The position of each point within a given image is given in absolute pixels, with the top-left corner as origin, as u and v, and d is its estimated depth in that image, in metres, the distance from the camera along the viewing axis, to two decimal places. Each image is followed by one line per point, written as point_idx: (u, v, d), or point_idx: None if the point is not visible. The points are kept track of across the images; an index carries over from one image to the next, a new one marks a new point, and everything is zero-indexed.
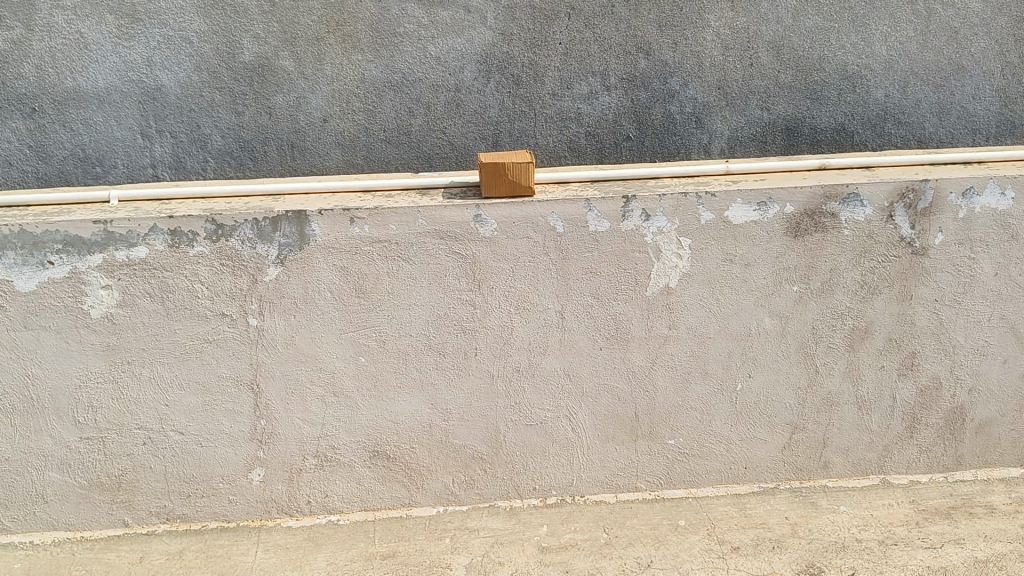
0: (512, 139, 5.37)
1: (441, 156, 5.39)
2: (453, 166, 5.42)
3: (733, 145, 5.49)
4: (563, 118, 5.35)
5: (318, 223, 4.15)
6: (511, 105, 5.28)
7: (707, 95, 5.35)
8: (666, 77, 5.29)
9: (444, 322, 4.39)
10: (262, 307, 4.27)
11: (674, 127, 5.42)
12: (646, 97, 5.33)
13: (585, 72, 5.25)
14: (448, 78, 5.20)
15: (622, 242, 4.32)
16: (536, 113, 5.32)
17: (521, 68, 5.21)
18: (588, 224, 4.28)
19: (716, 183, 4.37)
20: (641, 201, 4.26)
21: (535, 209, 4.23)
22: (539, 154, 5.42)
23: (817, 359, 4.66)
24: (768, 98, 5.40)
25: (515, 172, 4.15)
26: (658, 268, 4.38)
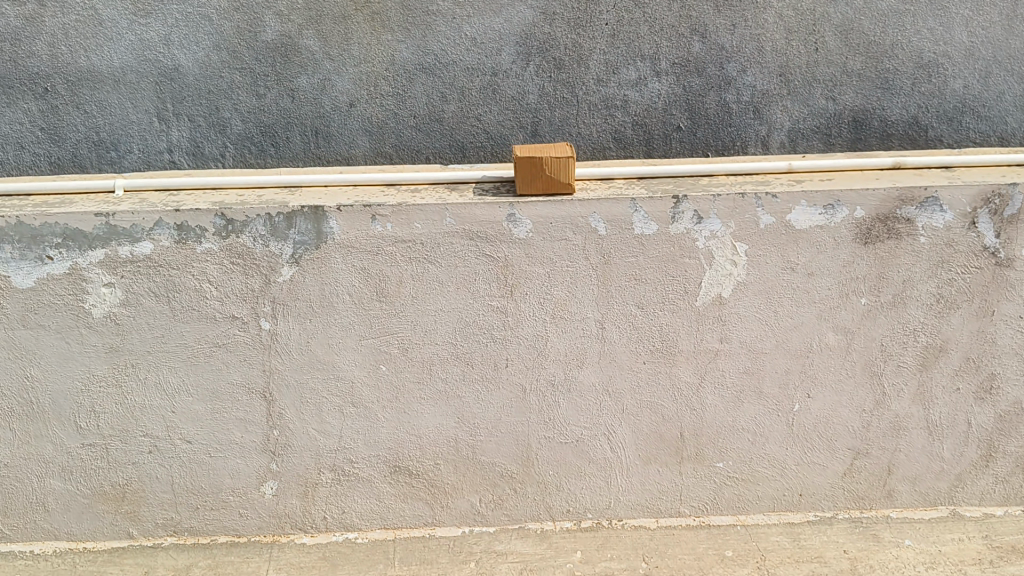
0: (552, 129, 4.96)
1: (476, 146, 5.00)
2: (488, 157, 5.03)
3: (795, 138, 5.02)
4: (608, 106, 4.92)
5: (337, 220, 3.79)
6: (552, 92, 4.87)
7: (766, 82, 4.89)
8: (723, 62, 4.83)
9: (472, 330, 4.02)
10: (275, 309, 3.92)
11: (729, 118, 4.96)
12: (699, 84, 4.88)
13: (634, 56, 4.81)
14: (484, 61, 4.80)
15: (670, 247, 3.90)
16: (579, 100, 4.90)
17: (563, 51, 4.79)
18: (633, 226, 3.87)
19: (777, 183, 3.93)
20: (693, 201, 3.83)
21: (575, 209, 3.83)
22: (581, 145, 5.01)
23: (884, 379, 4.22)
24: (835, 87, 4.91)
25: (551, 169, 3.76)
26: (710, 276, 3.96)
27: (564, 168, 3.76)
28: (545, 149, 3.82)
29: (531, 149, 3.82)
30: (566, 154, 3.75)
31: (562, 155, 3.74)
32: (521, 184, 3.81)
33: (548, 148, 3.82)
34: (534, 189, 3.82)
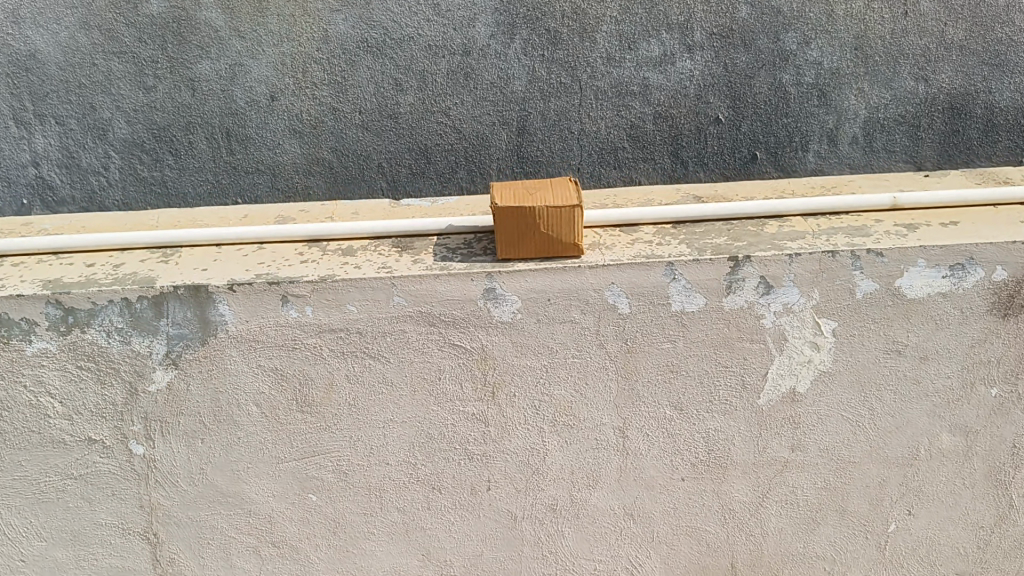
0: (549, 125, 3.56)
1: (445, 150, 3.57)
2: (460, 160, 3.62)
3: (869, 131, 3.68)
4: (622, 93, 3.53)
5: (230, 305, 2.54)
6: (547, 77, 3.47)
7: (835, 58, 3.50)
8: (774, 33, 3.45)
9: (438, 445, 2.80)
10: (150, 428, 2.71)
11: (787, 106, 3.58)
12: (746, 62, 3.49)
13: (658, 25, 3.40)
14: (454, 36, 3.36)
15: (724, 328, 2.69)
16: (582, 88, 3.51)
17: (561, 20, 3.37)
18: (670, 301, 2.64)
19: (877, 230, 2.70)
20: (759, 264, 2.60)
21: (585, 280, 2.60)
22: (586, 144, 3.62)
23: (1013, 489, 3.02)
24: (926, 63, 3.54)
25: (546, 226, 2.54)
26: (780, 365, 2.76)
27: (567, 224, 2.54)
28: (537, 193, 2.60)
29: (516, 193, 2.60)
30: (568, 203, 2.54)
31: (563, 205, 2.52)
32: (501, 246, 2.58)
33: (542, 192, 2.60)
34: (520, 253, 2.59)
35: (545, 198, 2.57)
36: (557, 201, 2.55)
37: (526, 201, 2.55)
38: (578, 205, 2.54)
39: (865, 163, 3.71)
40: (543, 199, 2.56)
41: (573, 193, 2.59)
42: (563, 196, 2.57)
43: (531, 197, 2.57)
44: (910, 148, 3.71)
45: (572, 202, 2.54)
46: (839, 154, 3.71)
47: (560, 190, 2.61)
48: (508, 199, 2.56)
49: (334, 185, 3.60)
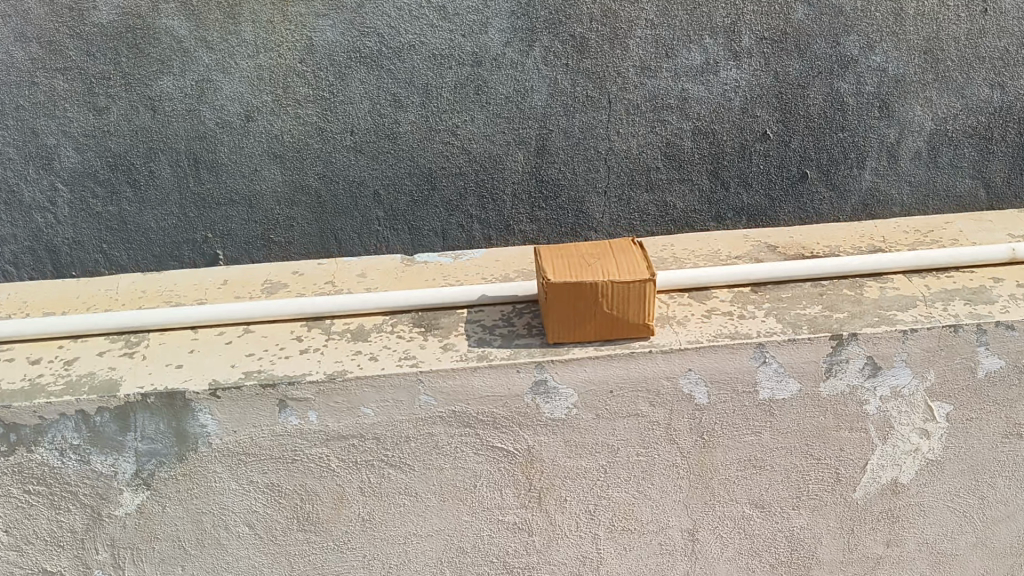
0: (571, 146, 2.77)
1: (453, 177, 2.78)
2: (471, 187, 2.81)
3: (935, 145, 2.89)
4: (657, 107, 2.72)
5: (214, 414, 2.03)
6: (569, 90, 2.68)
7: (902, 63, 2.74)
8: (831, 37, 2.67)
9: (471, 560, 2.31)
10: (118, 556, 2.19)
11: (843, 119, 2.80)
12: (799, 69, 2.71)
13: (700, 28, 2.62)
14: (463, 44, 2.58)
15: (820, 416, 2.22)
16: (610, 102, 2.71)
17: (588, 20, 2.57)
18: (758, 388, 2.16)
19: (999, 292, 2.25)
20: (866, 343, 2.14)
21: (657, 368, 2.11)
22: (619, 167, 2.81)
23: None
24: (1004, 68, 2.79)
25: (611, 302, 2.04)
26: (881, 454, 2.31)
27: (637, 300, 2.04)
28: (595, 260, 2.10)
29: (569, 262, 2.10)
30: (637, 274, 2.04)
31: (632, 276, 2.03)
32: (553, 328, 2.08)
33: (601, 259, 2.11)
34: (577, 335, 2.09)
35: (607, 267, 2.07)
36: (623, 270, 2.05)
37: (584, 271, 2.05)
38: (650, 276, 2.04)
39: (930, 183, 2.96)
40: (605, 269, 2.06)
41: (640, 259, 2.10)
42: (629, 264, 2.08)
43: (589, 266, 2.08)
44: (981, 163, 2.95)
45: (641, 273, 2.04)
46: (900, 173, 2.92)
47: (624, 256, 2.11)
48: (562, 270, 2.06)
49: (325, 224, 2.81)
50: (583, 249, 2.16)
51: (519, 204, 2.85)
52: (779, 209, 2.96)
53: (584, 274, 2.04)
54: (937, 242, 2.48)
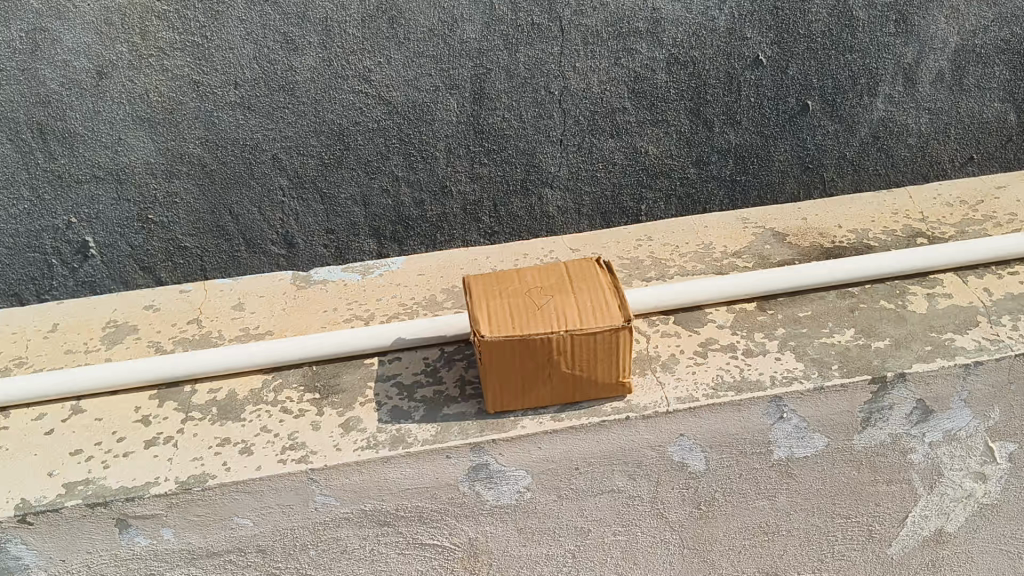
0: (515, 86, 2.01)
1: (369, 134, 2.01)
2: (391, 146, 2.03)
3: (962, 63, 2.18)
4: (622, 32, 1.97)
5: (28, 541, 1.46)
6: (510, 17, 1.92)
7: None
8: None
9: None
10: None
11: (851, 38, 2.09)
12: None
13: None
14: None
15: (850, 471, 1.70)
16: (564, 28, 1.95)
17: None
18: (772, 448, 1.63)
19: None
20: (916, 385, 1.60)
21: (638, 437, 1.55)
22: (574, 110, 2.06)
23: None
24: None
25: (572, 359, 1.47)
26: (924, 505, 1.81)
27: (607, 353, 1.47)
28: (547, 297, 1.50)
29: (511, 301, 1.49)
30: (607, 318, 1.45)
31: (600, 323, 1.45)
32: (493, 395, 1.51)
33: (555, 294, 1.51)
34: (528, 400, 1.52)
35: (564, 307, 1.48)
36: (586, 313, 1.47)
37: (533, 319, 1.46)
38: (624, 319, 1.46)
39: (951, 112, 2.26)
40: (561, 312, 1.47)
41: (608, 291, 1.51)
42: (593, 300, 1.49)
43: (539, 308, 1.48)
44: (1012, 81, 2.24)
45: (612, 316, 1.46)
46: (918, 101, 2.22)
47: (586, 287, 1.52)
48: (501, 317, 1.46)
49: (217, 200, 2.03)
50: (529, 275, 1.56)
51: (456, 157, 2.08)
52: (774, 148, 2.23)
53: (533, 325, 1.45)
54: (991, 218, 1.91)
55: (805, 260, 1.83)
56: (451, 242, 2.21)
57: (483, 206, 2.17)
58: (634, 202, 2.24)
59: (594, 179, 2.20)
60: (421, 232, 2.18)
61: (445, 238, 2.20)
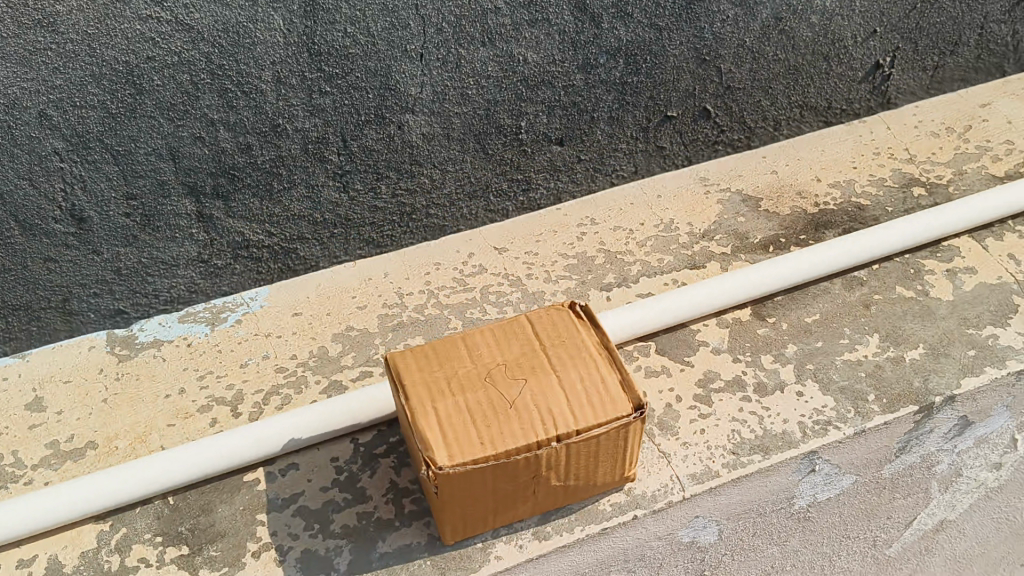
0: None
1: (170, 73, 1.20)
2: (196, 84, 1.22)
3: None
4: None
5: None
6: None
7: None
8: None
9: None
10: None
11: None
12: None
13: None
14: None
15: (871, 497, 1.40)
16: None
17: None
18: (794, 499, 1.29)
19: None
20: (962, 404, 1.28)
21: (644, 534, 1.17)
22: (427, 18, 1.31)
23: None
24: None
25: (562, 467, 1.03)
26: (934, 504, 1.55)
27: (608, 450, 1.04)
28: (515, 381, 1.04)
29: (465, 396, 1.02)
30: (608, 406, 1.01)
31: (599, 418, 1.00)
32: (453, 525, 1.05)
33: (527, 375, 1.05)
34: (499, 519, 1.08)
35: (545, 397, 1.02)
36: (577, 402, 1.02)
37: (505, 423, 1.00)
38: (630, 403, 1.02)
39: None
40: (542, 406, 1.01)
41: (599, 360, 1.06)
42: (582, 380, 1.04)
43: (510, 403, 1.02)
44: None
45: (614, 402, 1.02)
46: None
47: (567, 357, 1.06)
48: (458, 427, 0.99)
49: None
50: (482, 345, 1.08)
51: (288, 90, 1.29)
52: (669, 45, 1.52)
53: (508, 433, 0.99)
54: (986, 150, 1.58)
55: (791, 235, 1.45)
56: (290, 190, 1.38)
57: (330, 155, 1.37)
58: (511, 118, 1.47)
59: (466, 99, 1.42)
60: (252, 181, 1.35)
61: (283, 185, 1.37)
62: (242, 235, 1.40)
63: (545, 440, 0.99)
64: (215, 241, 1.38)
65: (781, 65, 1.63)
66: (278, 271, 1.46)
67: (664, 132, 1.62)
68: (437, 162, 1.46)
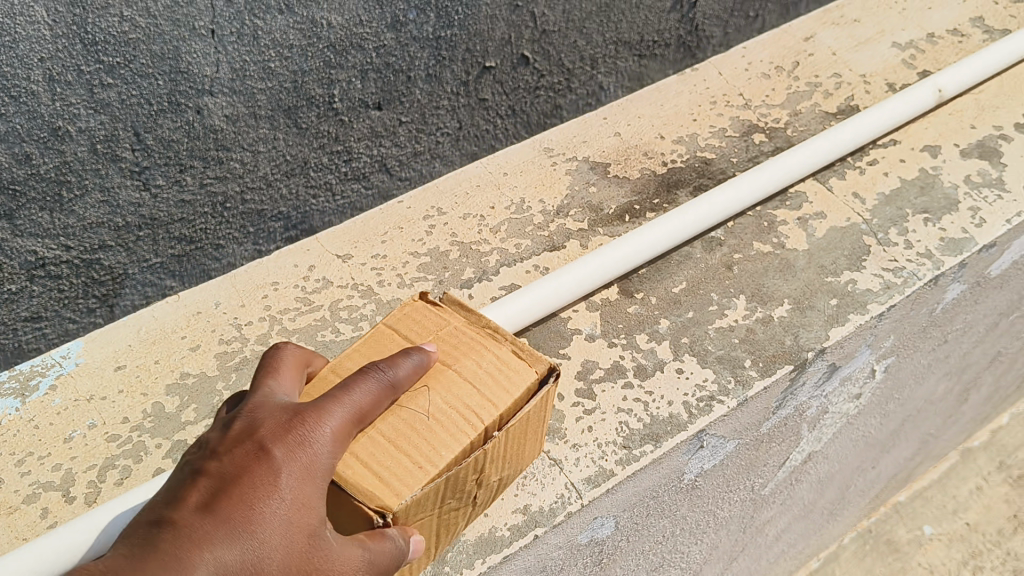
0: None
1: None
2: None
3: None
4: None
5: None
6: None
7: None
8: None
9: None
10: None
11: None
12: None
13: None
14: None
15: (752, 452, 1.39)
16: None
17: None
18: (683, 475, 1.26)
19: (951, 184, 1.44)
20: (832, 354, 1.28)
21: (547, 548, 1.10)
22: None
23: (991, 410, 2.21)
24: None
25: (503, 449, 0.93)
26: (803, 441, 1.56)
27: (535, 413, 0.95)
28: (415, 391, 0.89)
29: (378, 427, 0.86)
30: (516, 377, 0.93)
31: (515, 392, 0.91)
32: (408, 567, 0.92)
33: (425, 383, 0.91)
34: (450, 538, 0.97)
35: (456, 397, 0.90)
36: (486, 384, 0.92)
37: (430, 438, 0.86)
38: (530, 361, 0.94)
39: None
40: (458, 405, 0.90)
41: (479, 340, 0.97)
42: (480, 365, 0.94)
43: (426, 414, 0.88)
44: None
45: (519, 372, 0.93)
46: None
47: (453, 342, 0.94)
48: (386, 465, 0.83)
49: None
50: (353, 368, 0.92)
51: (64, 88, 1.09)
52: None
53: (441, 445, 0.86)
54: (817, 86, 1.57)
55: (645, 199, 1.40)
56: (83, 197, 1.19)
57: (123, 158, 1.18)
58: (322, 88, 1.32)
59: (266, 72, 1.25)
60: (38, 194, 1.14)
61: (75, 193, 1.17)
62: (34, 254, 1.18)
63: (478, 438, 0.88)
64: (4, 264, 1.17)
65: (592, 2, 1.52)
66: (82, 287, 1.25)
67: (485, 83, 1.50)
68: (247, 143, 1.29)
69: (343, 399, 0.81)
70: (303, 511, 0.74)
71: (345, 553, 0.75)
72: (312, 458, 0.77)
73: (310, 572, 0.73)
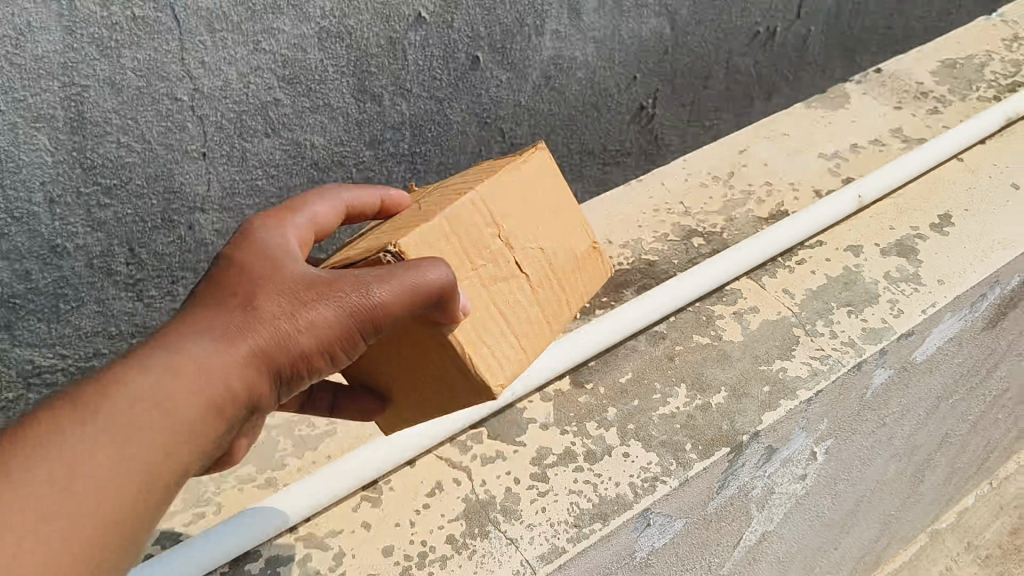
0: (128, 98, 1.22)
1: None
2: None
3: None
4: (256, 13, 1.27)
5: None
6: (100, 15, 1.14)
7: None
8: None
9: None
10: None
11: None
12: None
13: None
14: None
15: (703, 531, 1.50)
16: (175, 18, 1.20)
17: None
18: (636, 553, 1.36)
19: (872, 279, 1.59)
20: (767, 436, 1.40)
21: None
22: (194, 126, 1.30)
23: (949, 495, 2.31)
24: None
25: (522, 205, 0.97)
26: (756, 521, 1.67)
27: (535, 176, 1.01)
28: (407, 208, 1.02)
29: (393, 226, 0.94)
30: (499, 162, 1.03)
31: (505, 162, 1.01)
32: (487, 344, 0.90)
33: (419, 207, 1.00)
34: (528, 336, 0.95)
35: (448, 192, 0.99)
36: (471, 176, 1.01)
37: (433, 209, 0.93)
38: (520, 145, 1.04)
39: (616, 38, 1.89)
40: (452, 192, 0.98)
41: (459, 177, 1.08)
42: (464, 178, 1.04)
43: (418, 211, 0.96)
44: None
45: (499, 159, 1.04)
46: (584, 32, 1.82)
47: (434, 188, 1.07)
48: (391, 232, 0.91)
49: None
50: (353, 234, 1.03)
51: (69, 208, 1.25)
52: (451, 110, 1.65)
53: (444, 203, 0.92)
54: (750, 194, 1.74)
55: (595, 298, 1.54)
56: (79, 308, 1.35)
57: (118, 271, 1.36)
58: None
59: (253, 189, 1.44)
60: (39, 306, 1.31)
61: (71, 305, 1.34)
62: (32, 361, 1.35)
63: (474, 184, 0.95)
64: (5, 372, 1.33)
65: (557, 117, 1.89)
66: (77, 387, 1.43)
67: None
68: None
69: (276, 225, 0.92)
70: (268, 277, 0.83)
71: (319, 294, 0.81)
72: (264, 250, 0.86)
73: (300, 330, 0.81)
